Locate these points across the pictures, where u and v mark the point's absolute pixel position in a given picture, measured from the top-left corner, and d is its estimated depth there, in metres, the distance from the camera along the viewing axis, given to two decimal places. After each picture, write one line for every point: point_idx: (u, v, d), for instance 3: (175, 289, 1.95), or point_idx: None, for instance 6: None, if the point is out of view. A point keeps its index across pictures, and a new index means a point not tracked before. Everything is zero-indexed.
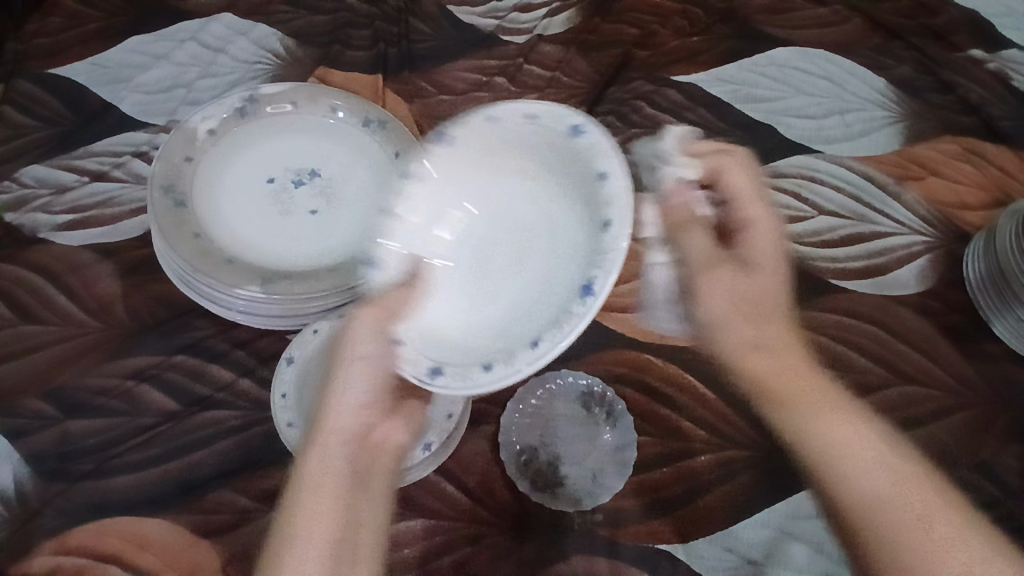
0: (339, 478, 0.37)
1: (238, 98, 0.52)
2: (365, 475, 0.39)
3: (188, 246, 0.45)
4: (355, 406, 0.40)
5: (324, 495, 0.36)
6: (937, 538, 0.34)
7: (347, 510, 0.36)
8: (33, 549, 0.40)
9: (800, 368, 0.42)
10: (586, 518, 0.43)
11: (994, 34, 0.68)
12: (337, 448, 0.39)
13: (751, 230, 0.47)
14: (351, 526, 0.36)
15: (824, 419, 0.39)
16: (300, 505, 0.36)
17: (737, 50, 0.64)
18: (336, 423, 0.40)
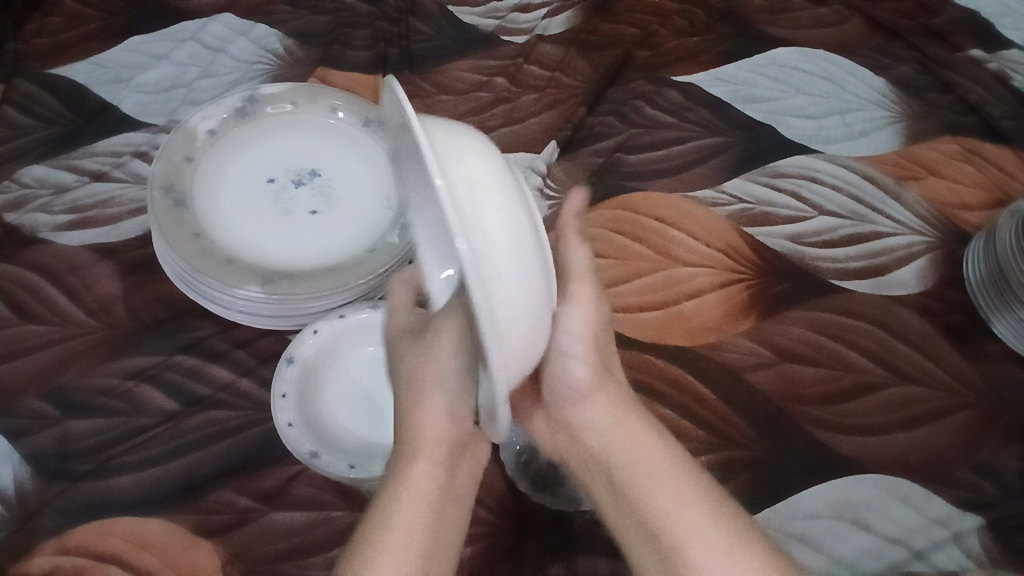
0: (434, 486, 0.38)
1: (238, 98, 0.52)
2: (457, 486, 0.39)
3: (188, 246, 0.46)
4: (450, 416, 0.40)
5: (416, 499, 0.37)
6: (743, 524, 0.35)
7: (439, 518, 0.37)
8: (34, 548, 0.40)
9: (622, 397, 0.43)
10: (586, 517, 0.44)
11: (994, 34, 0.67)
12: (430, 463, 0.39)
13: (663, 265, 0.53)
14: (437, 537, 0.36)
15: (635, 437, 0.40)
16: (394, 509, 0.36)
17: (736, 50, 0.64)
18: (435, 437, 0.40)
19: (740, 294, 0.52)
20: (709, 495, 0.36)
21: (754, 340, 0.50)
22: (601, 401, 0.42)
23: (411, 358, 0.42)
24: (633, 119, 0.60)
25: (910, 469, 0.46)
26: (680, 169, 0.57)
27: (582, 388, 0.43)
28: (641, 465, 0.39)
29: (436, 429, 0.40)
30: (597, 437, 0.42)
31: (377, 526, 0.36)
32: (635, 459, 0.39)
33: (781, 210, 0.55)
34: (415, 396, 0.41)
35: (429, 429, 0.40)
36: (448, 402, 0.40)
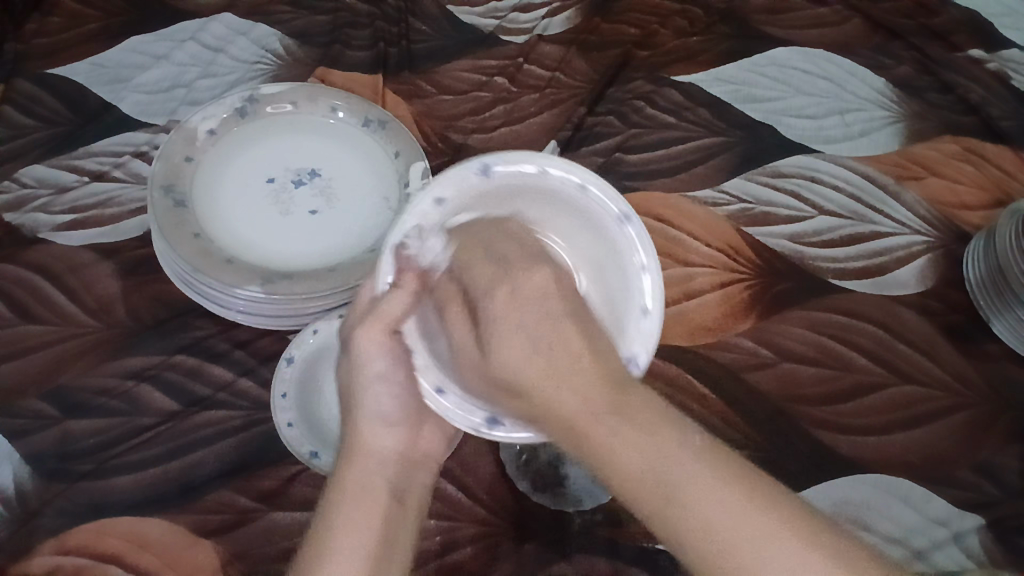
0: (378, 491, 0.35)
1: (238, 98, 0.51)
2: (404, 489, 0.36)
3: (188, 246, 0.46)
4: (384, 422, 0.37)
5: (359, 494, 0.34)
6: (609, 447, 0.26)
7: (379, 518, 0.34)
8: (34, 548, 0.41)
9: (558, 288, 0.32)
10: (586, 517, 0.45)
11: (994, 33, 0.66)
12: (372, 467, 0.36)
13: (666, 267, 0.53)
14: (390, 543, 0.34)
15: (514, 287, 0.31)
16: (331, 525, 0.33)
17: (737, 50, 0.64)
18: (376, 449, 0.37)
19: (740, 295, 0.52)
20: (615, 397, 0.27)
21: (754, 340, 0.50)
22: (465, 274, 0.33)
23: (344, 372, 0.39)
24: (634, 119, 0.60)
25: (911, 469, 0.47)
26: (680, 169, 0.57)
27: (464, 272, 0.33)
28: (549, 399, 0.27)
29: (386, 437, 0.37)
30: (485, 327, 0.30)
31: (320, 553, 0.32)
32: (505, 333, 0.30)
33: (780, 211, 0.55)
34: (352, 396, 0.38)
35: (368, 441, 0.37)
36: (394, 396, 0.37)
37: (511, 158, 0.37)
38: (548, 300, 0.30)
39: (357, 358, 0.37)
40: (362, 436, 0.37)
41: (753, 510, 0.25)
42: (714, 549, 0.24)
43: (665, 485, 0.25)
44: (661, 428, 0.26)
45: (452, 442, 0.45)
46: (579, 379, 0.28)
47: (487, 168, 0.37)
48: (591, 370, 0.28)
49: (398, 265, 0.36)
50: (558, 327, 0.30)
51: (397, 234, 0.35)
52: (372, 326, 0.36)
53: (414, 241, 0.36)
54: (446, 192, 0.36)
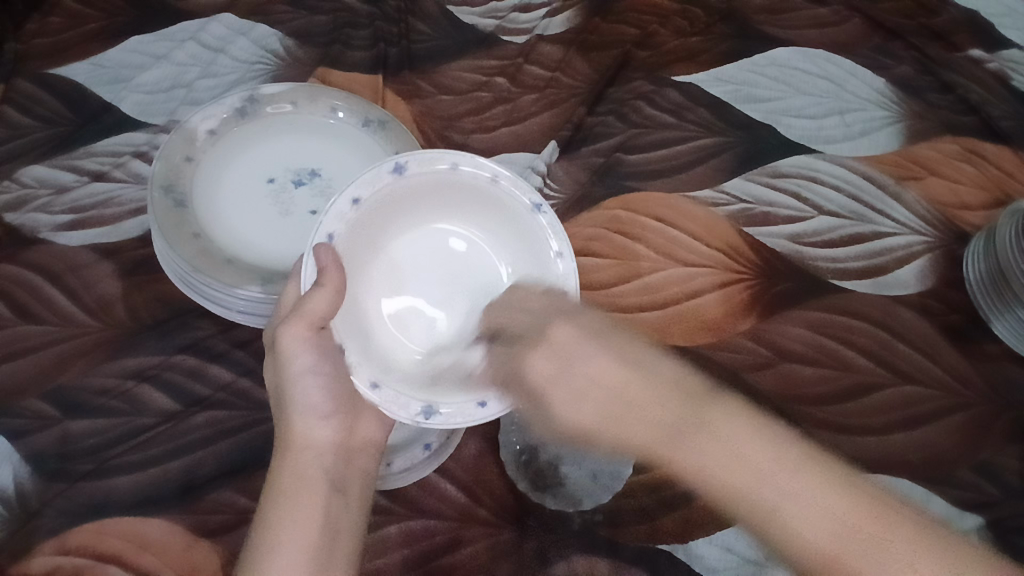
0: (314, 480, 0.39)
1: (239, 98, 0.51)
2: (340, 476, 0.40)
3: (188, 246, 0.46)
4: (311, 414, 0.41)
5: (297, 485, 0.39)
6: (781, 483, 0.35)
7: (312, 504, 0.38)
8: (34, 548, 0.41)
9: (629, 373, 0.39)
10: (586, 517, 0.45)
11: (994, 33, 0.66)
12: (312, 460, 0.40)
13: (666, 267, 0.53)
14: (331, 529, 0.38)
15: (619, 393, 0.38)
16: (270, 513, 0.37)
17: (737, 50, 0.64)
18: (308, 440, 0.40)
19: (740, 295, 0.52)
20: (735, 436, 0.36)
21: (754, 340, 0.50)
22: (592, 360, 0.39)
23: (272, 368, 0.41)
24: (634, 119, 0.60)
25: (911, 469, 0.47)
26: (680, 169, 0.57)
27: (552, 372, 0.40)
28: (643, 430, 0.38)
29: (320, 429, 0.41)
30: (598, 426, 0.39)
31: (263, 539, 0.37)
32: (638, 432, 0.38)
33: (781, 211, 0.55)
34: (283, 390, 0.41)
35: (301, 434, 0.40)
36: (318, 383, 0.41)
37: (423, 156, 0.42)
38: (645, 377, 0.39)
39: (285, 357, 0.40)
40: (292, 431, 0.40)
41: (870, 515, 0.34)
42: (838, 551, 0.33)
43: (828, 546, 0.33)
44: (758, 438, 0.36)
45: (451, 441, 0.46)
46: (662, 407, 0.38)
47: (400, 167, 0.42)
48: (724, 433, 0.36)
49: (318, 262, 0.39)
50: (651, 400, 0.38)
51: (324, 232, 0.40)
52: (295, 324, 0.38)
53: (340, 233, 0.41)
54: (363, 192, 0.41)
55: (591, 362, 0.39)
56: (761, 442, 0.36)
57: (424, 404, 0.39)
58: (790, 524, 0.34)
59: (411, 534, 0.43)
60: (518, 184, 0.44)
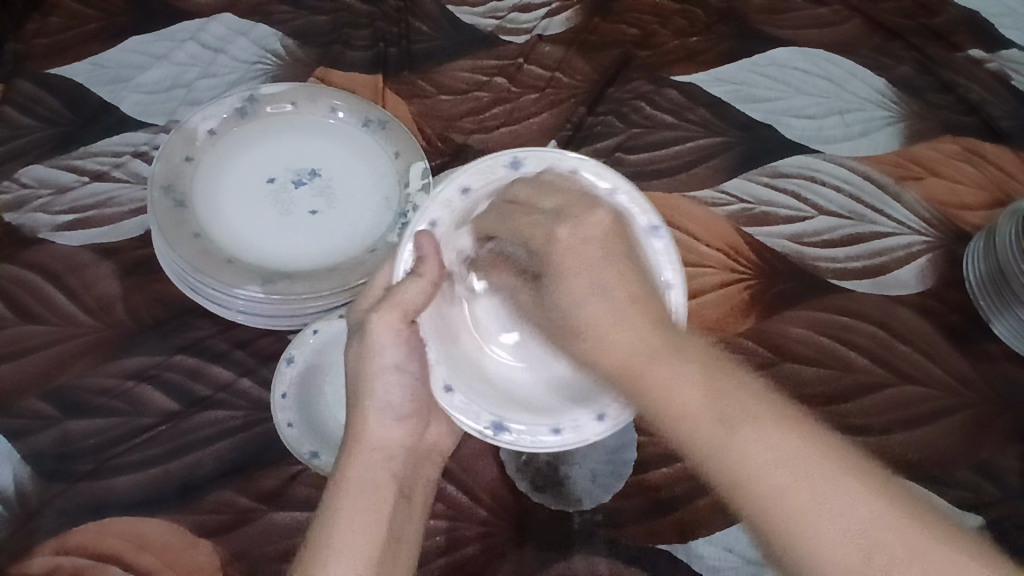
0: (386, 483, 0.38)
1: (238, 98, 0.51)
2: (410, 483, 0.40)
3: (187, 245, 0.46)
4: (392, 417, 0.41)
5: (364, 489, 0.37)
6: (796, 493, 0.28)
7: (382, 506, 0.37)
8: (34, 548, 0.41)
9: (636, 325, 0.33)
10: (586, 517, 0.44)
11: (993, 33, 0.66)
12: (382, 463, 0.39)
13: None
14: (395, 535, 0.37)
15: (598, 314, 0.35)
16: (340, 506, 0.36)
17: (737, 50, 0.64)
18: (378, 440, 0.40)
19: (740, 295, 0.52)
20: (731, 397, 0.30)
21: (755, 339, 0.50)
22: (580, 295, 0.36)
23: (353, 357, 0.41)
24: (634, 119, 0.60)
25: (912, 469, 0.46)
26: (680, 169, 0.57)
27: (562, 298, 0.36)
28: (622, 355, 0.33)
29: (394, 432, 0.40)
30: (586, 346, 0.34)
31: (330, 530, 0.36)
32: (623, 359, 0.33)
33: (780, 211, 0.55)
34: (359, 384, 0.41)
35: (370, 434, 0.40)
36: (398, 382, 0.41)
37: (545, 152, 0.40)
38: (631, 321, 0.33)
39: (371, 349, 0.40)
40: (364, 428, 0.40)
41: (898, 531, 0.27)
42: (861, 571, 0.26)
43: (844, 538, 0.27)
44: (761, 413, 0.30)
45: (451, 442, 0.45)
46: (660, 355, 0.32)
47: (516, 161, 0.40)
48: (720, 395, 0.30)
49: (418, 251, 0.39)
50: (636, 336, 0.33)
51: (424, 218, 0.40)
52: (389, 312, 0.39)
53: (442, 221, 0.40)
54: (474, 181, 0.40)
55: (596, 263, 0.36)
56: (793, 432, 0.29)
57: (494, 418, 0.37)
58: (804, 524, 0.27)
59: None
60: (638, 200, 0.39)
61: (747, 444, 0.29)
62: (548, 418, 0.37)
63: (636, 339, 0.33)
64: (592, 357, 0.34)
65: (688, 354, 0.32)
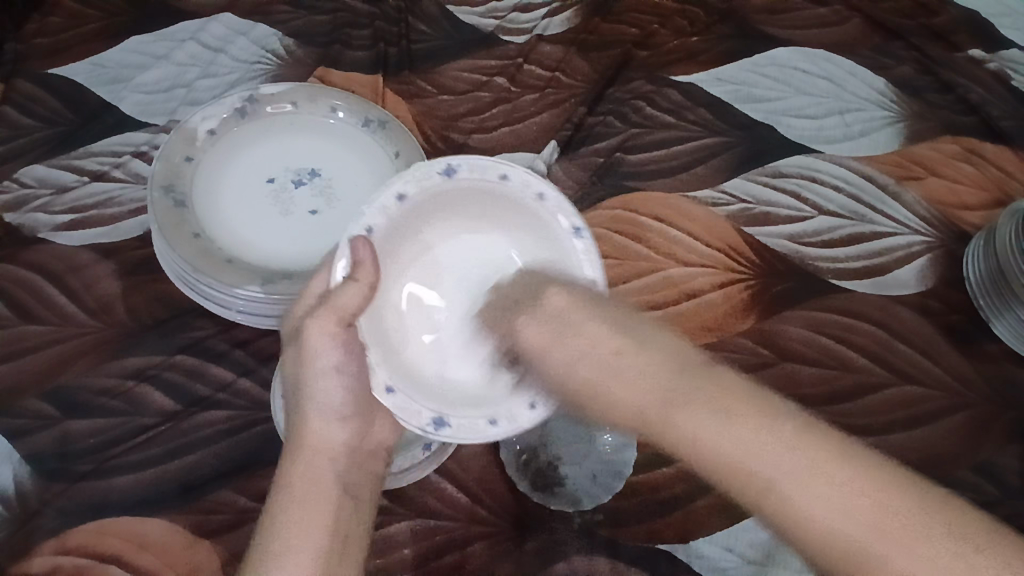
0: (328, 485, 0.37)
1: (239, 98, 0.51)
2: (354, 483, 0.38)
3: (188, 246, 0.46)
4: (331, 417, 0.39)
5: (304, 495, 0.36)
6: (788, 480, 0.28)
7: (323, 509, 0.36)
8: (34, 548, 0.41)
9: (625, 353, 0.35)
10: (586, 517, 0.45)
11: (994, 33, 0.66)
12: (325, 465, 0.38)
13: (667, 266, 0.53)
14: (339, 536, 0.36)
15: (582, 336, 0.36)
16: (278, 516, 0.35)
17: (737, 50, 0.64)
18: (320, 443, 0.39)
19: (740, 295, 0.52)
20: (725, 408, 0.31)
21: (754, 339, 0.50)
22: (557, 314, 0.38)
23: (295, 360, 0.41)
24: (633, 119, 0.60)
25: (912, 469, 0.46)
26: (679, 169, 0.57)
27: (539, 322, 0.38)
28: (623, 388, 0.34)
29: (333, 431, 0.39)
30: (575, 385, 0.36)
31: (267, 541, 0.34)
32: (610, 393, 0.34)
33: (780, 210, 0.55)
34: (302, 390, 0.40)
35: (313, 438, 0.39)
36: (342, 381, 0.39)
37: (477, 159, 0.42)
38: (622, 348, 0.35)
39: (309, 351, 0.39)
40: (306, 433, 0.39)
41: (892, 503, 0.27)
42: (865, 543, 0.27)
43: (847, 533, 0.27)
44: (754, 419, 0.30)
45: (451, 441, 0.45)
46: (647, 372, 0.34)
47: (451, 169, 0.41)
48: (722, 411, 0.30)
49: (355, 256, 0.39)
50: (629, 361, 0.34)
51: (364, 223, 0.40)
52: (326, 318, 0.39)
53: (379, 227, 0.41)
54: (409, 188, 0.41)
55: (588, 327, 0.36)
56: (785, 429, 0.30)
57: (435, 413, 0.38)
58: (798, 509, 0.28)
59: (411, 534, 0.43)
60: (562, 206, 0.42)
61: (753, 452, 0.29)
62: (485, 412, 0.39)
63: (627, 365, 0.34)
64: (610, 406, 0.34)
65: (686, 385, 0.32)
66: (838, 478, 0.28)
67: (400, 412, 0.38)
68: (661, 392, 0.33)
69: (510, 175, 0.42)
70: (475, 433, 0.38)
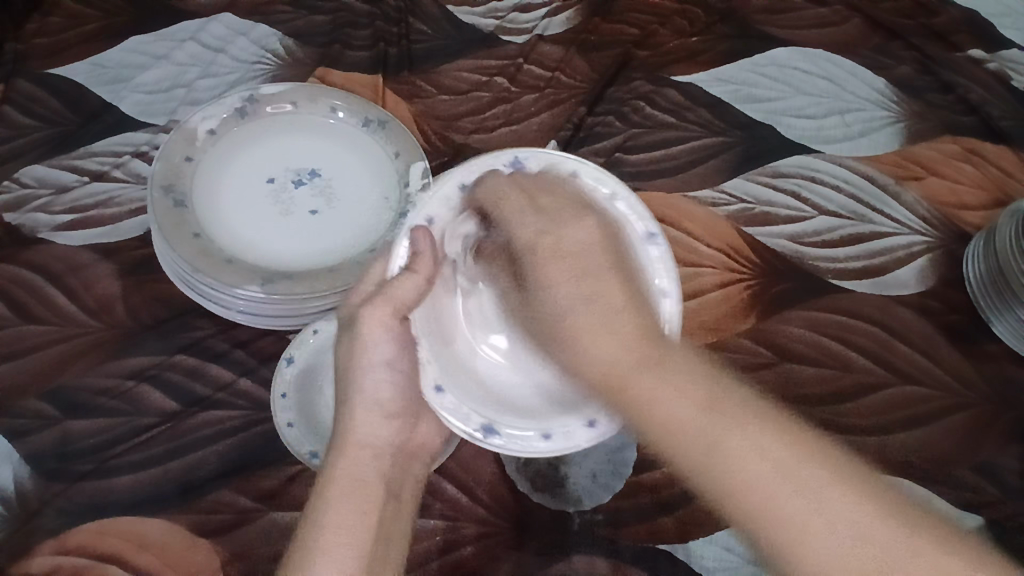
0: (374, 479, 0.38)
1: (239, 98, 0.51)
2: (398, 481, 0.40)
3: (187, 245, 0.46)
4: (381, 415, 0.41)
5: (352, 485, 0.37)
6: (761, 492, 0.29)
7: (368, 502, 0.37)
8: (33, 548, 0.41)
9: (603, 316, 0.35)
10: (586, 517, 0.45)
11: (993, 33, 0.66)
12: (371, 459, 0.39)
13: None
14: (383, 531, 0.37)
15: (567, 292, 0.36)
16: (328, 501, 0.37)
17: (737, 50, 0.64)
18: (365, 438, 0.40)
19: (741, 295, 0.52)
20: (710, 398, 0.31)
21: (755, 340, 0.50)
22: (555, 269, 0.37)
23: (346, 352, 0.42)
24: (634, 119, 0.60)
25: (913, 469, 0.46)
26: (680, 169, 0.57)
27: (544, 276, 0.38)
28: (602, 351, 0.34)
29: (382, 428, 0.41)
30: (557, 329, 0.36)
31: (315, 526, 0.36)
32: (590, 356, 0.34)
33: (780, 210, 0.55)
34: (350, 384, 0.42)
35: (359, 432, 0.40)
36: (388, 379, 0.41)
37: (543, 152, 0.42)
38: (603, 310, 0.35)
39: (365, 343, 0.41)
40: (353, 426, 0.40)
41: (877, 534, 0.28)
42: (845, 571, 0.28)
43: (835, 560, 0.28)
44: (735, 414, 0.31)
45: (451, 442, 0.45)
46: (623, 343, 0.33)
47: (516, 161, 0.42)
48: (706, 398, 0.31)
49: (414, 246, 0.40)
50: (611, 327, 0.34)
51: (423, 214, 0.41)
52: (382, 307, 0.40)
53: (440, 217, 0.41)
54: (470, 178, 0.42)
55: (601, 283, 0.36)
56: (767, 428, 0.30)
57: (484, 419, 0.38)
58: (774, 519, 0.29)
59: (411, 534, 0.43)
60: (637, 208, 0.41)
61: (731, 453, 0.30)
62: (538, 423, 0.38)
63: (613, 334, 0.34)
64: (581, 363, 0.34)
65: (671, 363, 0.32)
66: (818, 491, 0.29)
67: (447, 416, 0.38)
68: (643, 367, 0.32)
69: (578, 170, 0.42)
70: (524, 443, 0.38)
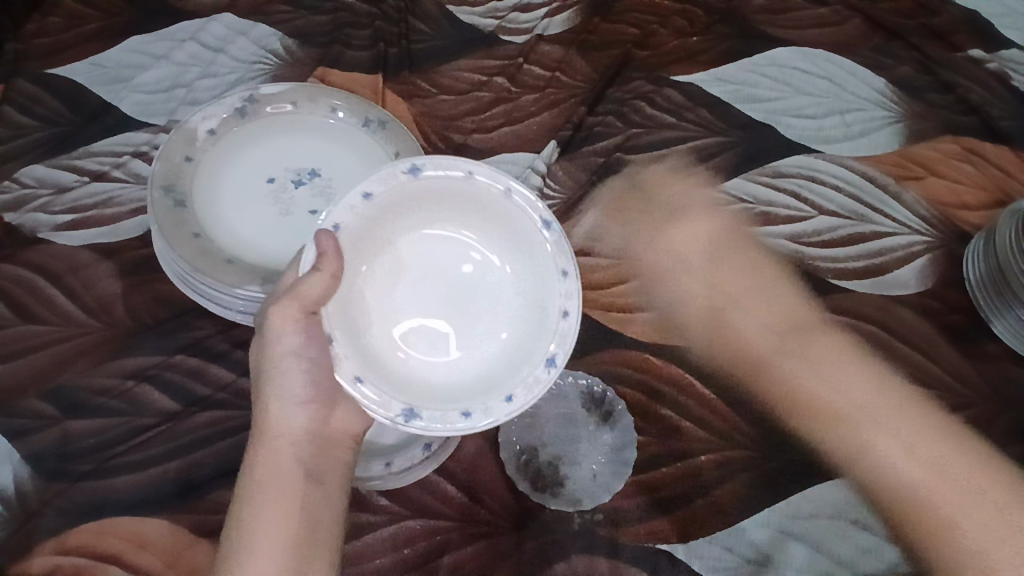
0: (293, 473, 0.39)
1: (239, 98, 0.51)
2: (320, 468, 0.40)
3: (188, 246, 0.46)
4: (297, 405, 0.41)
5: (270, 486, 0.39)
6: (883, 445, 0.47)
7: (291, 500, 0.38)
8: (34, 548, 0.41)
9: (776, 316, 0.51)
10: (586, 517, 0.44)
11: (993, 33, 0.66)
12: (288, 452, 0.40)
13: (666, 267, 0.53)
14: (310, 521, 0.38)
15: (743, 305, 0.51)
16: (248, 507, 0.38)
17: (737, 50, 0.64)
18: (282, 430, 0.41)
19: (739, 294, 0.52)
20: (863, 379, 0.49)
21: (755, 339, 0.50)
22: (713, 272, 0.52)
23: (259, 349, 0.42)
24: (634, 119, 0.60)
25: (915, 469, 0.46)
26: (680, 169, 0.57)
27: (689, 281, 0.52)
28: (758, 329, 0.50)
29: (294, 417, 0.41)
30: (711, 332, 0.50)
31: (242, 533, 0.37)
32: (756, 353, 0.49)
33: (780, 210, 0.55)
34: (265, 381, 0.42)
35: (279, 424, 0.41)
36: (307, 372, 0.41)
37: (439, 158, 0.42)
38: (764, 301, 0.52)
39: (272, 338, 0.40)
40: (268, 420, 0.41)
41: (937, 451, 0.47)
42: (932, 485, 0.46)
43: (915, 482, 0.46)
44: (917, 410, 0.48)
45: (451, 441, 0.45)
46: (763, 323, 0.51)
47: (415, 168, 0.41)
48: (868, 378, 0.49)
49: (319, 248, 0.39)
50: (766, 315, 0.51)
51: (331, 220, 0.40)
52: (290, 305, 0.39)
53: (345, 225, 0.41)
54: (375, 187, 0.41)
55: (770, 292, 0.52)
56: (910, 408, 0.48)
57: (405, 405, 0.39)
58: (880, 462, 0.46)
59: (410, 534, 0.43)
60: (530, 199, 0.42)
61: (857, 429, 0.47)
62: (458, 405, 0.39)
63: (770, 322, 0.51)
64: (730, 345, 0.50)
65: (827, 352, 0.50)
66: (931, 443, 0.47)
67: (369, 405, 0.38)
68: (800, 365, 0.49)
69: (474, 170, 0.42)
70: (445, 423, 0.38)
